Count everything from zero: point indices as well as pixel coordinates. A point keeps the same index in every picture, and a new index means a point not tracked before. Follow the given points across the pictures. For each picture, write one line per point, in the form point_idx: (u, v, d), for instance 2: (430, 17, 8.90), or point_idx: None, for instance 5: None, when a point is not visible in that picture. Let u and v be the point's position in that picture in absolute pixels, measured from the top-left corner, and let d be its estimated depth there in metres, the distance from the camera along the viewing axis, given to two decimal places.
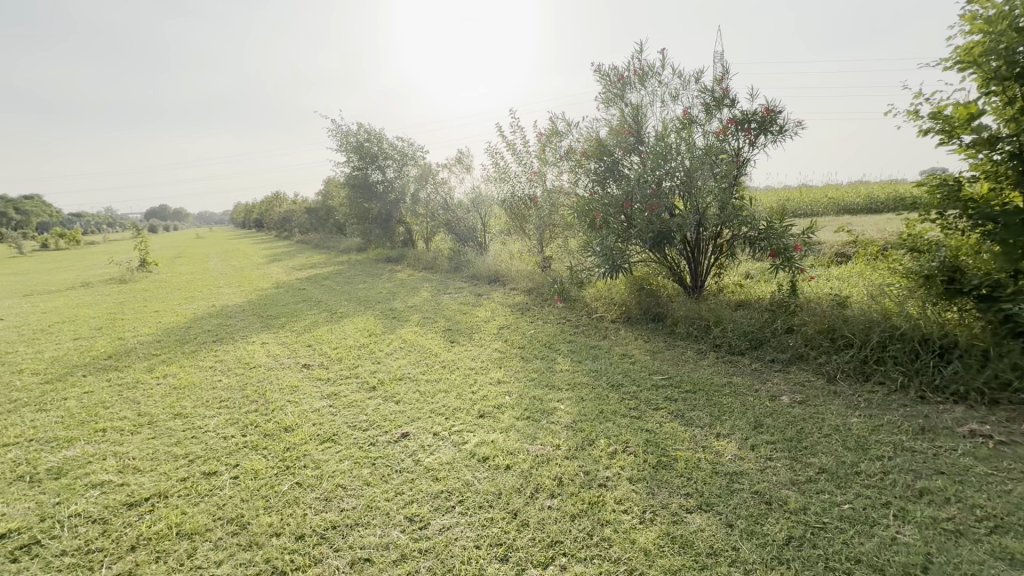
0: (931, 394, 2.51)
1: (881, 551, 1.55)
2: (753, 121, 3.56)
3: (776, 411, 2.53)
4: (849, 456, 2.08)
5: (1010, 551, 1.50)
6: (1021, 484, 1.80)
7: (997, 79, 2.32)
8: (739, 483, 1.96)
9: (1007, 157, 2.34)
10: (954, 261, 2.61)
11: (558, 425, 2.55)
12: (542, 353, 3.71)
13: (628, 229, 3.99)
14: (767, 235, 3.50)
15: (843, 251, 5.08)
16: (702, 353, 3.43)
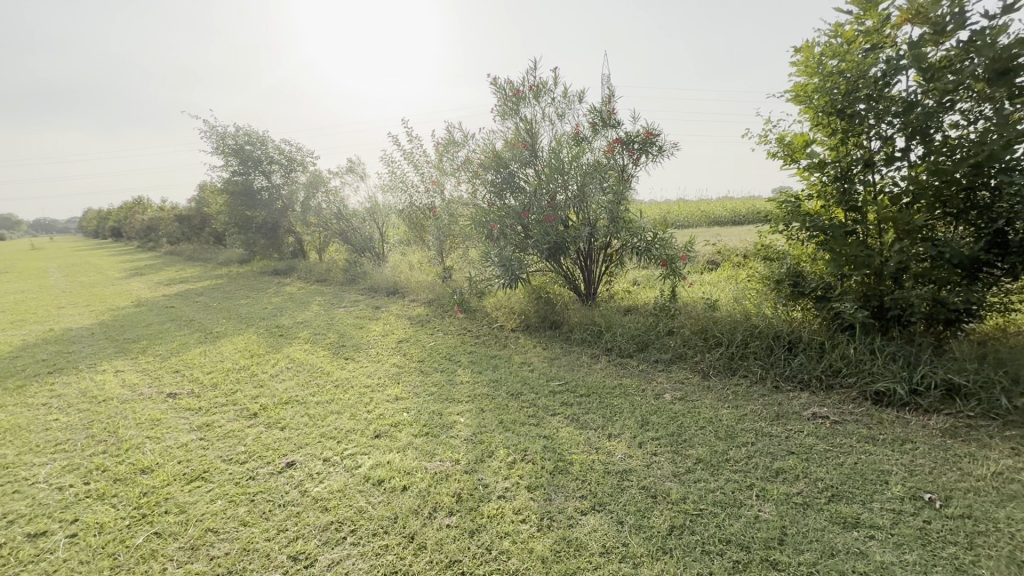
0: (783, 383, 2.87)
1: (747, 529, 1.72)
2: (635, 142, 3.85)
3: (661, 409, 2.72)
4: (720, 445, 2.29)
5: (844, 515, 1.74)
6: (850, 456, 2.12)
7: (823, 114, 2.74)
8: (628, 480, 2.06)
9: (832, 180, 2.79)
10: (797, 269, 3.04)
11: (458, 439, 2.50)
12: (442, 365, 3.63)
13: (525, 239, 4.09)
14: (650, 246, 3.81)
15: (713, 259, 5.69)
16: (596, 357, 3.60)
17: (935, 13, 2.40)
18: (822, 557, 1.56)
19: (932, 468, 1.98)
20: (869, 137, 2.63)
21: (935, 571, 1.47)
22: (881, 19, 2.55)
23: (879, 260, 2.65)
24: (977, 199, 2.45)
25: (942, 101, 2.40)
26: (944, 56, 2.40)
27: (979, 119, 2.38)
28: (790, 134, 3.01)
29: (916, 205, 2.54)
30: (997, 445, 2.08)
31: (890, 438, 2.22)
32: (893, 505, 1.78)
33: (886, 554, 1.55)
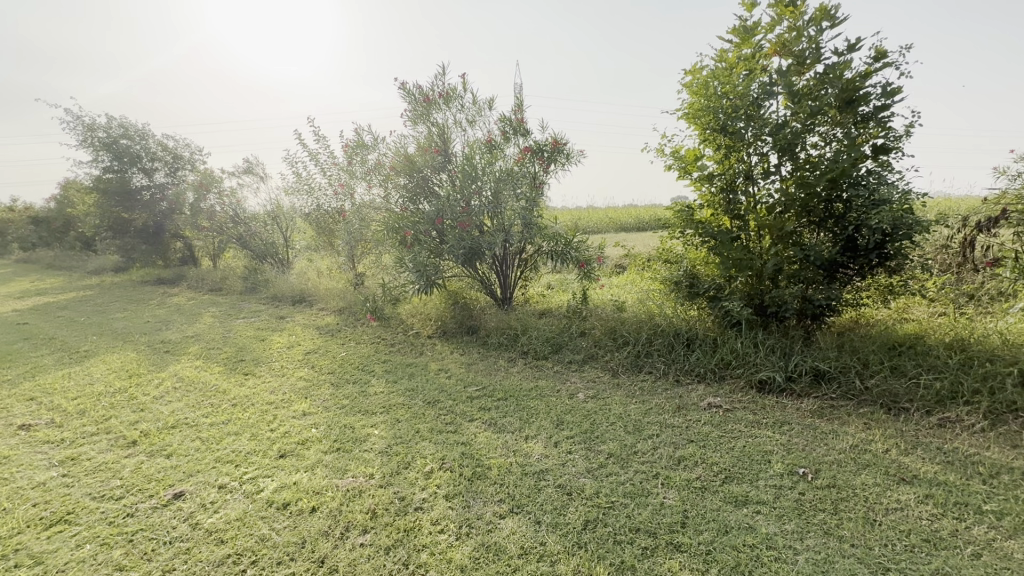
0: (683, 377, 3.11)
1: (654, 516, 1.83)
2: (545, 150, 3.98)
3: (574, 408, 2.82)
4: (629, 438, 2.42)
5: (735, 495, 1.92)
6: (739, 440, 2.34)
7: (710, 131, 3.03)
8: (544, 480, 2.11)
9: (719, 190, 3.08)
10: (692, 271, 3.32)
11: (372, 453, 2.40)
12: (354, 376, 3.46)
13: (440, 245, 4.05)
14: (565, 249, 3.97)
15: (620, 263, 6.04)
16: (513, 361, 3.64)
17: (797, 47, 2.75)
18: (718, 535, 1.70)
19: (805, 445, 2.25)
20: (749, 153, 2.95)
21: (808, 536, 1.67)
22: (755, 49, 2.88)
23: (759, 262, 2.97)
24: (833, 209, 2.85)
25: (805, 123, 2.75)
26: (806, 85, 2.76)
27: (833, 140, 2.77)
28: (684, 149, 3.28)
29: (787, 214, 2.89)
30: (854, 421, 2.41)
31: (772, 421, 2.49)
32: (775, 481, 1.99)
33: (770, 526, 1.73)
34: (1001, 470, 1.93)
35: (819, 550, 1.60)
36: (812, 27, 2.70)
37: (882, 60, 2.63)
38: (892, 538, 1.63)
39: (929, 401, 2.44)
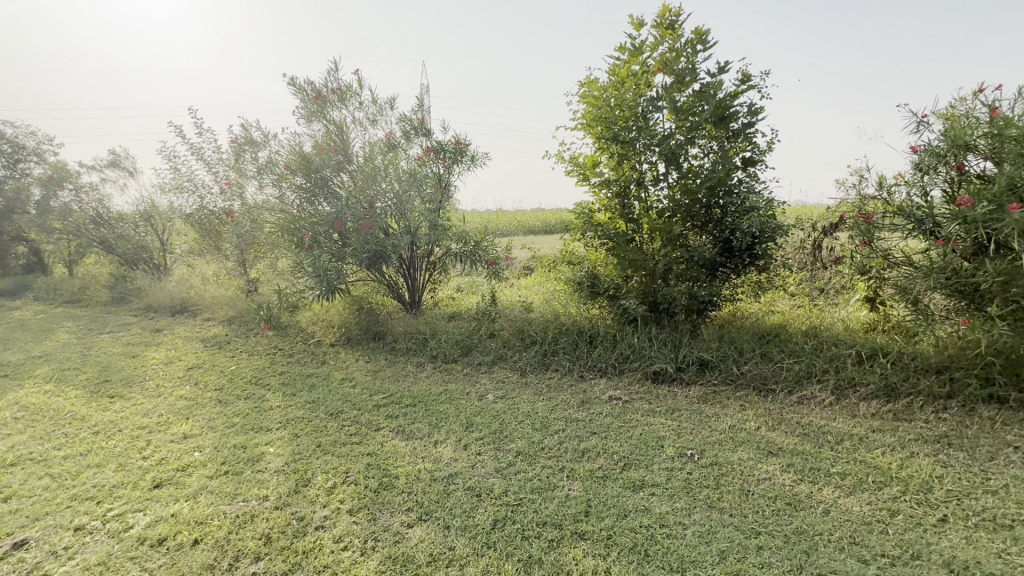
0: (587, 372, 3.25)
1: (559, 508, 1.89)
2: (446, 150, 3.95)
3: (484, 409, 2.83)
4: (536, 436, 2.48)
5: (633, 480, 2.05)
6: (637, 428, 2.51)
7: (605, 140, 3.21)
8: (454, 484, 2.09)
9: (615, 196, 3.28)
10: (593, 272, 3.49)
11: (267, 473, 2.21)
12: (245, 392, 3.17)
13: (342, 248, 3.86)
14: (474, 251, 3.98)
15: (528, 265, 6.18)
16: (422, 366, 3.57)
17: (677, 66, 3.02)
18: (617, 519, 1.81)
19: (693, 429, 2.46)
20: (640, 161, 3.18)
21: (695, 511, 1.83)
22: (642, 66, 3.11)
23: (652, 263, 3.21)
24: (712, 214, 3.16)
25: (687, 136, 3.03)
26: (686, 101, 3.04)
27: (710, 152, 3.07)
28: (583, 156, 3.45)
29: (674, 218, 3.16)
30: (732, 404, 2.69)
31: (665, 409, 2.70)
32: (667, 464, 2.16)
33: (663, 506, 1.87)
34: (844, 437, 2.27)
35: (704, 523, 1.76)
36: (689, 49, 2.98)
37: (747, 82, 2.98)
38: (762, 505, 1.84)
39: (790, 381, 2.79)
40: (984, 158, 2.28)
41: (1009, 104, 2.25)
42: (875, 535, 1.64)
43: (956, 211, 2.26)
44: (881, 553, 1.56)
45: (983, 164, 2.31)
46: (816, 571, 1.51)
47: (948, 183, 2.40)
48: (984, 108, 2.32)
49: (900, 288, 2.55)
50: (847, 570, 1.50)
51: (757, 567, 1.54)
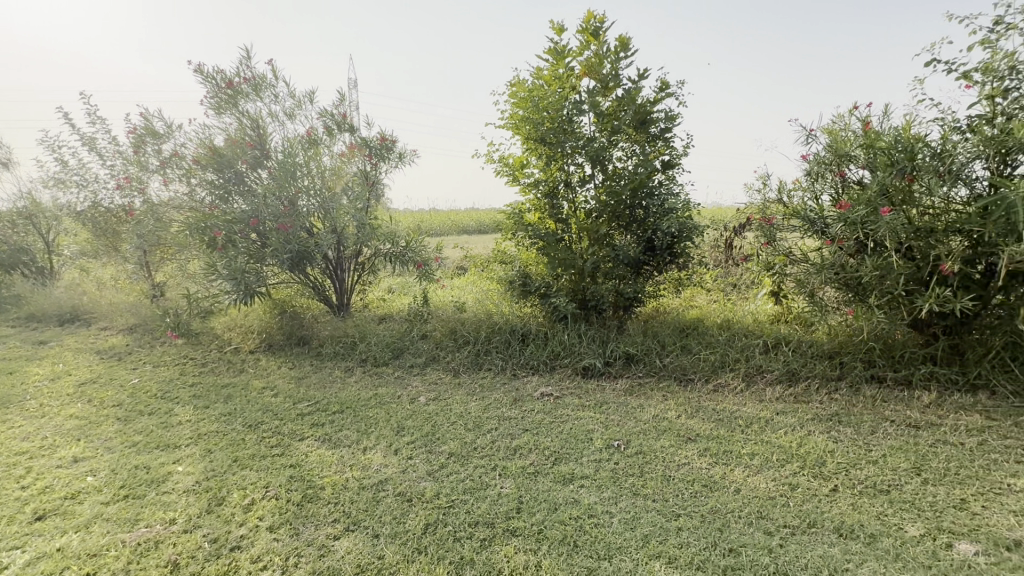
0: (520, 370, 3.27)
1: (491, 507, 1.90)
2: (371, 147, 3.85)
3: (415, 412, 2.78)
4: (469, 436, 2.47)
5: (563, 474, 2.10)
6: (567, 423, 2.57)
7: (533, 141, 3.25)
8: (383, 491, 2.03)
9: (544, 196, 3.34)
10: (524, 271, 3.54)
11: (174, 495, 2.02)
12: (149, 407, 2.89)
13: (260, 249, 3.62)
14: (403, 250, 3.88)
15: (462, 265, 6.14)
16: (350, 370, 3.43)
17: (602, 72, 3.13)
18: (548, 513, 1.84)
19: (620, 421, 2.56)
20: (568, 162, 3.25)
21: (621, 499, 1.91)
22: (568, 69, 3.18)
23: (580, 261, 3.31)
24: (635, 215, 3.31)
25: (611, 139, 3.15)
26: (609, 106, 3.15)
27: (633, 156, 3.22)
28: (512, 157, 3.47)
29: (601, 218, 3.27)
30: (655, 395, 2.83)
31: (594, 402, 2.79)
32: (596, 456, 2.23)
33: (591, 496, 1.93)
34: (753, 420, 2.46)
35: (629, 510, 1.83)
36: (612, 56, 3.10)
37: (665, 90, 3.15)
38: (681, 488, 1.95)
39: (707, 371, 2.98)
40: (862, 167, 2.57)
41: (879, 119, 2.55)
42: (778, 508, 1.80)
43: (839, 213, 2.54)
44: (784, 524, 1.71)
45: (860, 172, 2.60)
46: (728, 545, 1.62)
47: (834, 189, 2.68)
48: (859, 123, 2.62)
49: (799, 283, 2.81)
50: (755, 542, 1.63)
51: (677, 547, 1.63)
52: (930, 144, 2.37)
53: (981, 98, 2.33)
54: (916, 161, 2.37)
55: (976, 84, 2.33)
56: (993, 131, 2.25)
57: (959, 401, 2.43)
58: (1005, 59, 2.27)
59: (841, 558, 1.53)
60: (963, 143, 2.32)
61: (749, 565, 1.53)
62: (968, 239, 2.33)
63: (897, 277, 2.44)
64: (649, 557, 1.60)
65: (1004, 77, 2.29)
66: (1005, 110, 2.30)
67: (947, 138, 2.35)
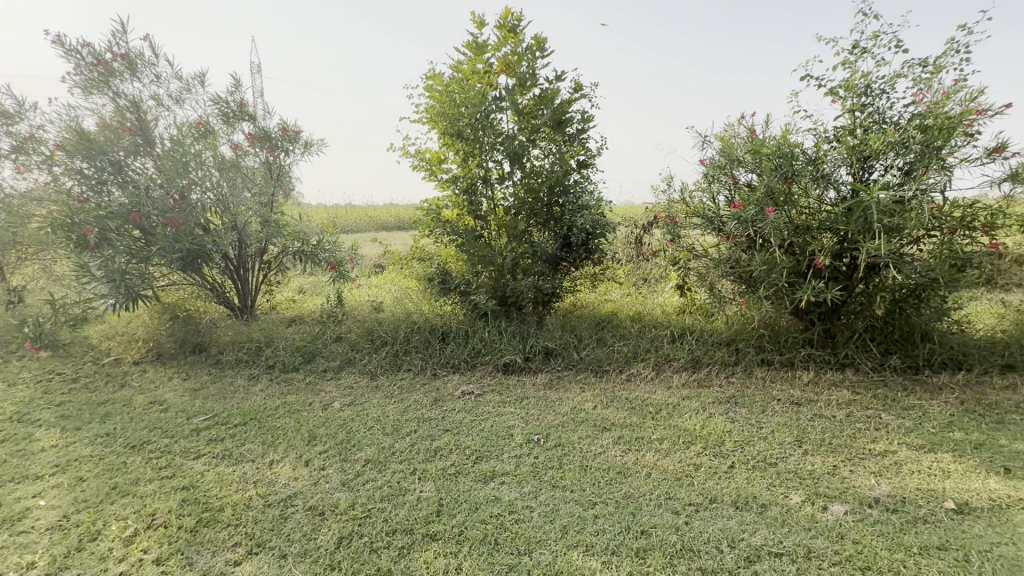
0: (440, 369, 3.20)
1: (409, 512, 1.83)
2: (272, 138, 3.55)
3: (329, 419, 2.61)
4: (386, 440, 2.37)
5: (484, 472, 2.08)
6: (488, 420, 2.56)
7: (450, 136, 3.18)
8: (292, 506, 1.88)
9: (463, 192, 3.28)
10: (444, 268, 3.47)
11: (33, 534, 1.73)
12: (2, 433, 2.46)
13: (144, 246, 3.21)
14: (314, 249, 3.64)
15: (379, 262, 5.91)
16: (254, 378, 3.15)
17: (519, 70, 3.14)
18: (468, 514, 1.81)
19: (540, 415, 2.59)
20: (486, 159, 3.23)
21: (541, 493, 1.93)
22: (486, 66, 3.15)
23: (499, 258, 3.31)
24: (552, 212, 3.38)
25: (529, 138, 3.17)
26: (527, 104, 3.17)
27: (550, 154, 3.26)
28: (429, 151, 3.38)
29: (519, 215, 3.29)
30: (574, 387, 2.90)
31: (515, 398, 2.80)
32: (517, 452, 2.24)
33: (511, 493, 1.94)
34: (662, 407, 2.61)
35: (549, 503, 1.86)
36: (528, 55, 3.12)
37: (579, 92, 3.22)
38: (597, 477, 2.02)
39: (621, 362, 3.11)
40: (750, 170, 2.81)
41: (763, 127, 2.81)
42: (684, 487, 1.92)
43: (733, 212, 2.76)
44: (688, 502, 1.82)
45: (749, 175, 2.85)
46: (640, 528, 1.69)
47: (728, 190, 2.91)
48: (746, 130, 2.86)
49: (700, 277, 3.03)
50: (664, 522, 1.71)
51: (594, 535, 1.68)
52: (805, 151, 2.66)
53: (845, 111, 2.64)
54: (795, 166, 2.64)
55: (841, 99, 2.64)
56: (855, 141, 2.56)
57: (832, 378, 2.75)
58: (862, 79, 2.59)
59: (737, 529, 1.66)
60: (832, 151, 2.61)
61: (659, 545, 1.61)
62: (836, 237, 2.63)
63: (781, 270, 2.71)
64: (567, 547, 1.62)
65: (862, 94, 2.61)
66: (863, 123, 2.62)
67: (819, 146, 2.64)
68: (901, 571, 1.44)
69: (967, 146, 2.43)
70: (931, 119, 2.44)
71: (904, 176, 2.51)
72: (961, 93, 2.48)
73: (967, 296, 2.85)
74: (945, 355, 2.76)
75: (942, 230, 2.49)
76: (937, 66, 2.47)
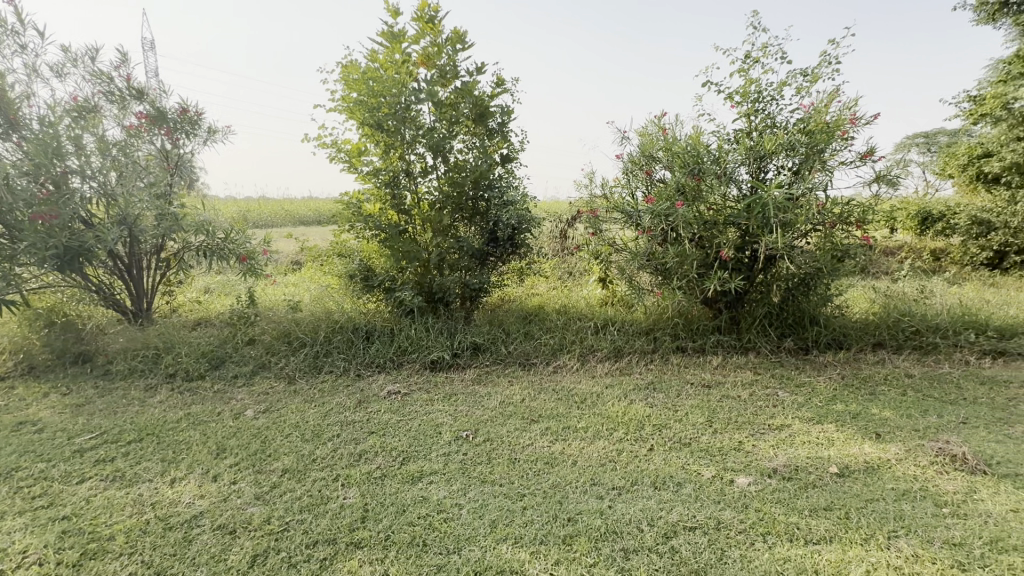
0: (365, 369, 3.07)
1: (332, 522, 1.74)
2: (168, 119, 3.15)
3: (240, 429, 2.41)
4: (306, 447, 2.24)
5: (411, 473, 2.03)
6: (416, 420, 2.49)
7: (369, 126, 3.04)
8: (198, 527, 1.72)
9: (385, 185, 3.15)
10: (367, 264, 3.33)
11: None
12: None
13: (9, 244, 2.74)
14: (221, 243, 3.26)
15: (297, 259, 5.57)
16: (152, 389, 2.83)
17: (439, 62, 3.07)
18: (395, 518, 1.75)
19: (468, 411, 2.57)
20: (408, 152, 3.14)
21: (470, 489, 1.92)
22: (404, 55, 3.04)
23: (425, 254, 3.24)
24: (477, 207, 3.35)
25: (451, 131, 3.11)
26: (448, 97, 3.11)
27: (473, 148, 3.23)
28: (347, 142, 3.22)
29: (444, 210, 3.25)
30: (502, 381, 2.91)
31: (443, 396, 2.75)
32: (446, 450, 2.20)
33: (440, 491, 1.90)
34: (587, 396, 2.69)
35: (477, 498, 1.85)
36: (448, 47, 3.06)
37: (501, 86, 3.21)
38: (526, 469, 2.04)
39: (548, 354, 3.17)
40: (664, 167, 2.97)
41: (673, 127, 2.98)
42: (608, 472, 1.99)
43: (648, 207, 2.90)
44: (612, 486, 1.90)
45: (664, 172, 3.00)
46: (568, 516, 1.73)
47: (645, 186, 3.05)
48: (658, 129, 3.02)
49: (621, 269, 3.16)
50: (590, 509, 1.77)
51: (522, 527, 1.69)
52: (710, 151, 2.85)
53: (742, 116, 2.86)
54: (702, 164, 2.83)
55: (738, 104, 2.85)
56: (751, 143, 2.79)
57: (738, 362, 2.98)
58: (755, 86, 2.82)
59: (656, 508, 1.75)
60: (732, 151, 2.82)
61: (585, 530, 1.65)
62: (739, 231, 2.84)
63: (692, 262, 2.89)
64: (496, 541, 1.63)
65: (756, 100, 2.84)
66: (758, 126, 2.86)
67: (721, 146, 2.84)
68: (796, 533, 1.59)
69: (844, 150, 2.73)
70: (813, 124, 2.71)
71: (794, 176, 2.77)
72: (835, 101, 2.78)
73: (846, 283, 3.22)
74: (830, 336, 3.10)
75: (825, 224, 2.77)
76: (815, 75, 2.74)
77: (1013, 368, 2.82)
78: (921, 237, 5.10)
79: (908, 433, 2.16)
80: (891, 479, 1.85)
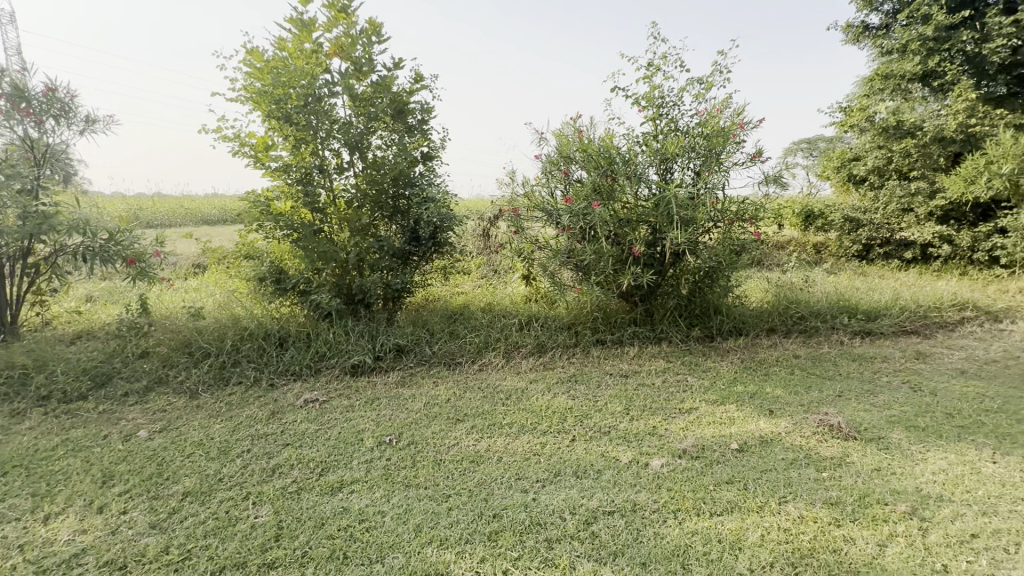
0: (278, 378, 2.88)
1: (241, 544, 1.61)
2: (30, 98, 2.74)
3: (132, 452, 2.16)
4: (211, 467, 2.06)
5: (330, 484, 1.93)
6: (335, 428, 2.38)
7: (278, 119, 2.84)
8: (80, 566, 1.52)
9: (296, 181, 2.97)
10: (279, 266, 3.13)
11: None
12: None
13: None
14: (103, 244, 2.85)
15: (200, 261, 5.09)
16: (19, 415, 2.46)
17: (353, 53, 2.95)
18: (313, 532, 1.67)
19: (392, 415, 2.50)
20: (322, 148, 2.98)
21: (393, 495, 1.87)
22: (315, 45, 2.89)
23: (342, 254, 3.11)
24: (398, 205, 3.26)
25: (367, 126, 3.01)
26: (364, 91, 3.00)
27: (392, 144, 3.14)
28: (253, 136, 2.99)
29: (361, 208, 3.13)
30: (427, 382, 2.87)
31: (364, 401, 2.66)
32: (368, 457, 2.13)
33: (362, 501, 1.83)
34: (512, 392, 2.72)
35: (401, 504, 1.81)
36: (363, 38, 2.95)
37: (419, 82, 3.15)
38: (451, 469, 2.02)
39: (472, 353, 3.17)
40: (580, 167, 3.07)
41: (587, 129, 3.09)
42: (532, 465, 2.03)
43: (567, 206, 3.00)
44: (536, 479, 1.94)
45: (580, 172, 3.10)
46: (492, 512, 1.74)
47: (563, 185, 3.14)
48: (573, 130, 3.13)
49: (542, 266, 3.23)
50: (514, 503, 1.79)
51: (447, 528, 1.67)
52: (622, 153, 3.00)
53: (649, 120, 3.03)
54: (614, 165, 2.98)
55: (644, 108, 3.02)
56: (657, 145, 2.97)
57: (652, 351, 3.17)
58: (658, 91, 3.00)
59: (578, 496, 1.81)
60: (641, 153, 2.99)
61: (510, 525, 1.68)
62: (649, 228, 3.01)
63: (608, 258, 3.02)
64: (421, 545, 1.60)
65: (660, 105, 3.02)
66: (664, 129, 3.05)
67: (631, 148, 3.00)
68: (702, 507, 1.72)
69: (738, 152, 2.98)
70: (710, 128, 2.94)
71: (696, 177, 2.98)
72: (728, 107, 3.03)
73: (743, 276, 3.53)
74: (731, 324, 3.39)
75: (724, 221, 3.02)
76: (711, 83, 2.97)
77: (877, 345, 3.25)
78: (804, 233, 5.72)
79: (795, 408, 2.42)
80: (782, 450, 2.06)
